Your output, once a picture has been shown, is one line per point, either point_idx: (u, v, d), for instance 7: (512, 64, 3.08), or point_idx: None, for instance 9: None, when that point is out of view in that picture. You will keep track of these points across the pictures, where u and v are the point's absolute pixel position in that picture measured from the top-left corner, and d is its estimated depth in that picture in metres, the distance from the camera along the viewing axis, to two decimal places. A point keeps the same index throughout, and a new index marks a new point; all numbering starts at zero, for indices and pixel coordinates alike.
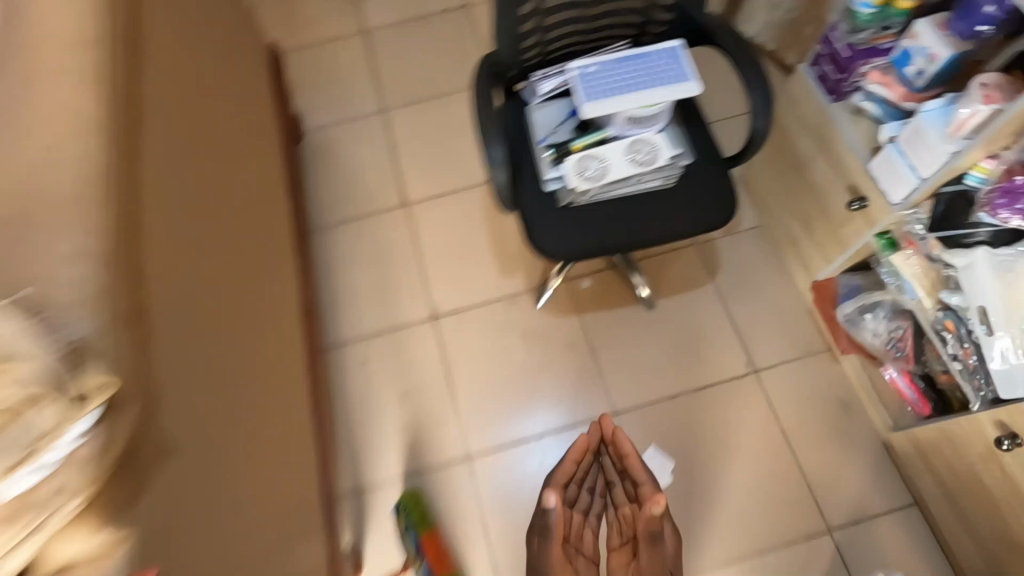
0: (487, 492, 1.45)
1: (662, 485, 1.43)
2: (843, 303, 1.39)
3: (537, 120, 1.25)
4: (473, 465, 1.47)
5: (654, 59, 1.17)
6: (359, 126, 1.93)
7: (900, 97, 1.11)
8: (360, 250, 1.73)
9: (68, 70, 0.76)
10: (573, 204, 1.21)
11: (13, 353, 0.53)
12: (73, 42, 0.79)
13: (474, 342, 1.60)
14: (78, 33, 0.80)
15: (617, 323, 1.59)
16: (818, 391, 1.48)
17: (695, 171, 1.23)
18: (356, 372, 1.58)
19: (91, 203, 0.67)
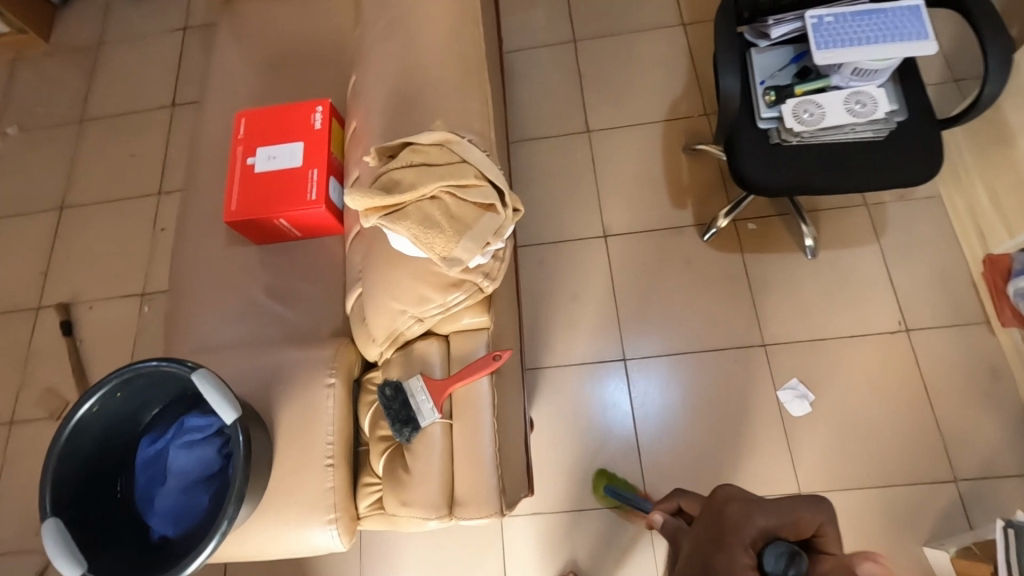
0: (638, 390, 1.65)
1: (799, 413, 1.58)
2: (1017, 277, 1.46)
3: (759, 63, 1.38)
4: (628, 366, 1.68)
5: (893, 17, 1.25)
6: (552, 53, 2.08)
7: None
8: (544, 165, 1.92)
9: None
10: (784, 143, 1.33)
11: (480, 171, 0.71)
12: None
13: (641, 262, 1.77)
14: None
15: (777, 266, 1.72)
16: (970, 358, 1.56)
17: (908, 129, 1.30)
18: (532, 271, 1.80)
19: (475, 75, 0.88)
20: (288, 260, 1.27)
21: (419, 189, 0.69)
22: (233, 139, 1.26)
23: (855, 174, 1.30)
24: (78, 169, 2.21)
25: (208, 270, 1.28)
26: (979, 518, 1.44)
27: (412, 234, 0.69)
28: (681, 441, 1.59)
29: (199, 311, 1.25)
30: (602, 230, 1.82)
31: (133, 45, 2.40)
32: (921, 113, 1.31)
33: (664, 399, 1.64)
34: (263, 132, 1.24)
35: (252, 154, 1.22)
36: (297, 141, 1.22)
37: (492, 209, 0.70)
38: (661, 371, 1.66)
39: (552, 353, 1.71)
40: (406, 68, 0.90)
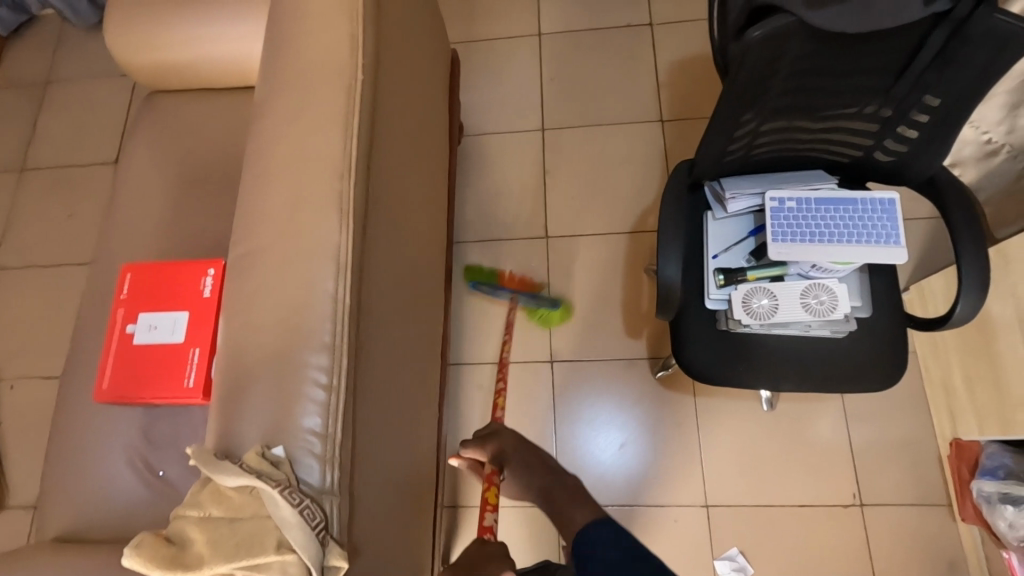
0: None
1: None
2: (984, 479, 1.31)
3: (714, 232, 1.23)
4: None
5: (863, 209, 1.10)
6: (517, 142, 1.94)
7: None
8: (496, 271, 1.80)
9: (324, 163, 0.82)
10: (731, 331, 1.20)
11: (286, 543, 0.59)
12: (326, 135, 0.84)
13: (588, 392, 1.66)
14: (333, 125, 0.85)
15: (731, 413, 1.60)
16: (923, 543, 1.45)
17: (868, 329, 1.17)
18: (471, 392, 1.70)
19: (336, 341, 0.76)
20: (174, 428, 1.17)
21: (206, 568, 0.58)
22: (117, 295, 1.14)
23: (807, 376, 1.17)
24: (13, 227, 2.09)
25: (85, 434, 1.17)
26: None
27: None
28: None
29: (74, 481, 1.15)
30: (550, 354, 1.70)
31: (81, 88, 2.26)
32: (886, 313, 1.17)
33: None
34: (149, 294, 1.12)
35: (133, 320, 1.10)
36: (183, 309, 1.09)
37: None
38: None
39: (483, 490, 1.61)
40: (260, 318, 0.77)
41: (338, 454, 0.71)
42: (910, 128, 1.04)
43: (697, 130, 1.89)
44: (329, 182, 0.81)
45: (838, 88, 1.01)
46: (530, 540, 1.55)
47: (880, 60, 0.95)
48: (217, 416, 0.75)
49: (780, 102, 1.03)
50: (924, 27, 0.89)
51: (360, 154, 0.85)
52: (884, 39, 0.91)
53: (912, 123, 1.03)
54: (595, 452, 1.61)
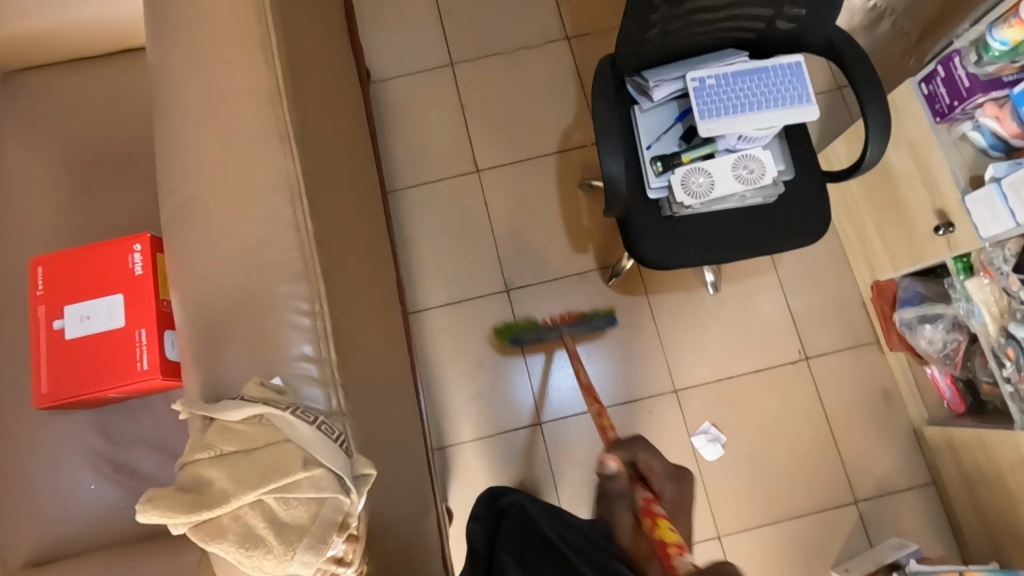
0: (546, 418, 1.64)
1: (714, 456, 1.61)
2: (903, 308, 1.47)
3: (644, 124, 1.28)
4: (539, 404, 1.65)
5: (774, 76, 1.17)
6: (429, 82, 1.89)
7: (1011, 134, 1.15)
8: (436, 213, 1.78)
9: (245, 91, 0.76)
10: (676, 215, 1.26)
11: (312, 456, 0.61)
12: (239, 62, 0.77)
13: (547, 313, 1.70)
14: (245, 50, 0.78)
15: (683, 305, 1.70)
16: (862, 379, 1.63)
17: (793, 189, 1.27)
18: (434, 336, 1.69)
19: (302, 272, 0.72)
20: (137, 422, 1.09)
21: (233, 501, 0.58)
22: (31, 294, 1.02)
23: (747, 244, 1.26)
24: None
25: (31, 450, 1.06)
26: (878, 537, 1.54)
27: (234, 556, 0.58)
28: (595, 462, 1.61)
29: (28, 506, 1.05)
30: (504, 284, 1.72)
31: None
32: (805, 172, 1.27)
33: (572, 426, 1.64)
34: (69, 284, 1.01)
35: (58, 316, 1.00)
36: (117, 291, 1.00)
37: (332, 497, 0.61)
38: (578, 432, 1.63)
39: (468, 426, 1.64)
40: (219, 263, 0.72)
41: (337, 376, 0.70)
42: None
43: (602, 43, 1.91)
44: (258, 112, 0.76)
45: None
46: (521, 460, 1.62)
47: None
48: (197, 370, 0.71)
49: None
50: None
51: (285, 79, 0.79)
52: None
53: None
54: (565, 370, 1.67)
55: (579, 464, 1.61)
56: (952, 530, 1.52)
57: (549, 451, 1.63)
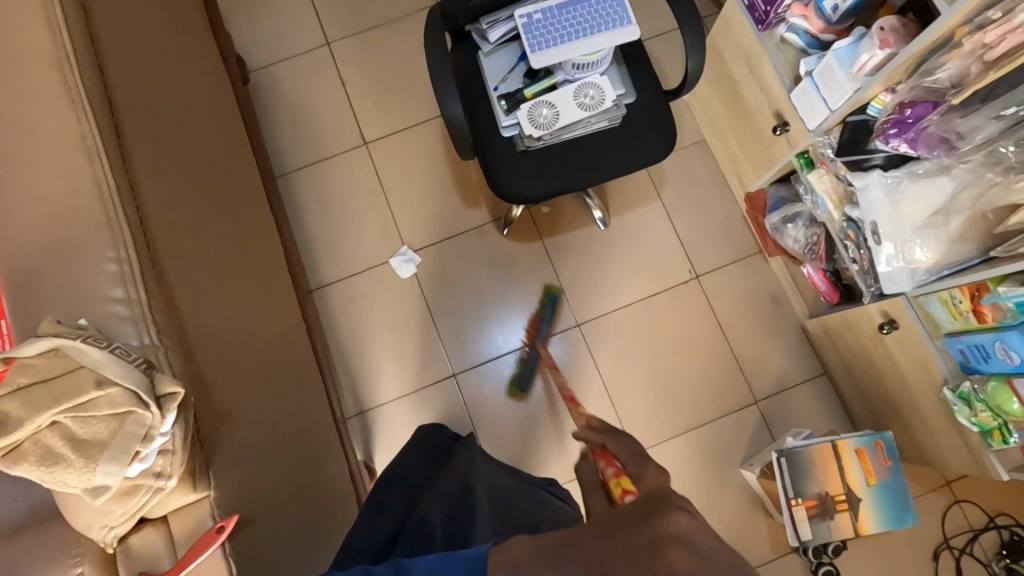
0: (461, 370, 1.70)
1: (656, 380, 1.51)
2: (770, 213, 1.56)
3: (489, 68, 1.33)
4: (453, 359, 1.71)
5: (596, 3, 1.24)
6: (307, 64, 1.92)
7: (819, 29, 1.23)
8: (329, 190, 1.82)
9: None
10: (529, 150, 1.32)
11: (109, 379, 0.73)
12: None
13: (449, 271, 1.76)
14: None
15: (577, 244, 1.77)
16: (749, 288, 1.73)
17: (636, 111, 1.34)
18: (341, 308, 1.74)
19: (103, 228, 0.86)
20: None
21: (31, 423, 0.70)
22: None
23: (598, 168, 1.33)
24: None
25: None
26: (779, 430, 1.64)
27: (36, 472, 0.70)
28: (513, 404, 1.68)
29: None
30: (405, 248, 1.77)
31: None
32: (646, 93, 1.34)
33: (487, 375, 1.70)
34: None
35: None
36: None
37: (136, 413, 0.74)
38: (494, 379, 1.70)
39: (384, 388, 1.69)
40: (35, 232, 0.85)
41: (150, 314, 0.84)
42: None
43: None
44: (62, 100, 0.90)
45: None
46: (441, 413, 1.67)
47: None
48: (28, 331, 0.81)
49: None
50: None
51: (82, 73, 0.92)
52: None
53: None
54: (475, 323, 1.73)
55: (498, 408, 1.68)
56: (844, 414, 1.63)
57: (467, 400, 1.69)
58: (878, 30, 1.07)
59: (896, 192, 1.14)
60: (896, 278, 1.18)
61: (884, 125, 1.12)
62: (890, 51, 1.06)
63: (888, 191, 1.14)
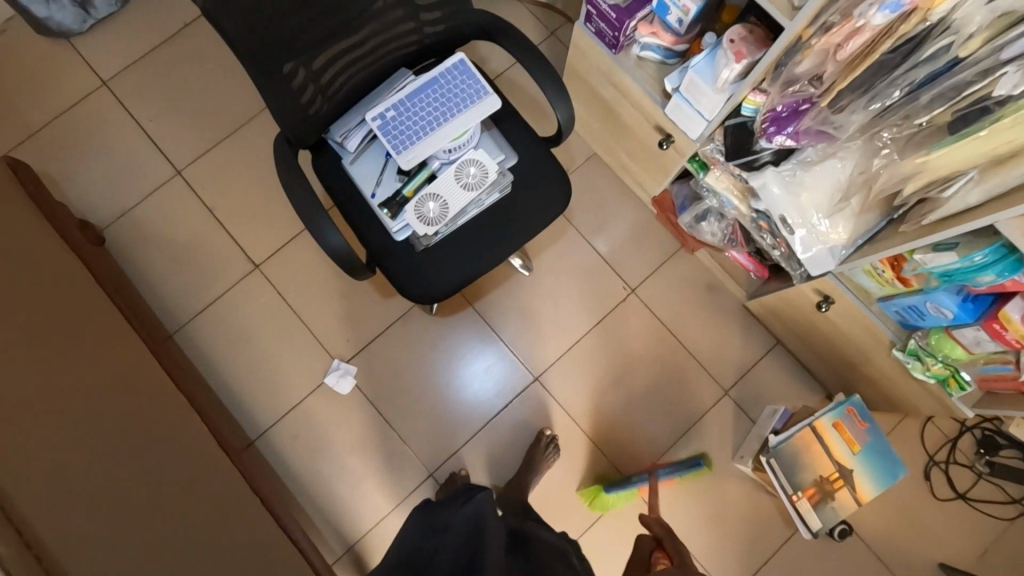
0: (436, 466, 1.62)
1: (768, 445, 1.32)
2: (681, 214, 1.55)
3: (358, 176, 1.23)
4: (424, 458, 1.62)
5: (447, 81, 1.17)
6: (161, 203, 1.74)
7: (671, 42, 1.21)
8: (234, 328, 1.68)
9: None
10: (428, 247, 1.24)
11: None
12: None
13: (391, 369, 1.66)
14: None
15: (508, 297, 1.71)
16: (685, 285, 1.73)
17: (521, 171, 1.28)
18: (290, 448, 1.61)
19: None
20: None
21: None
22: None
23: (503, 241, 1.27)
24: None
25: None
26: (755, 412, 1.66)
27: None
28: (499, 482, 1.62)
29: None
30: (337, 362, 1.66)
31: None
32: (525, 150, 1.28)
33: (463, 461, 1.63)
34: None
35: None
36: None
37: None
38: (472, 463, 1.63)
39: (364, 514, 1.59)
40: None
41: None
42: None
43: None
44: None
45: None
46: None
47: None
48: None
49: (305, 21, 0.99)
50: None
51: None
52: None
53: None
54: (434, 413, 1.65)
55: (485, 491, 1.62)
56: (808, 375, 1.67)
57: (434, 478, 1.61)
58: (730, 43, 1.04)
59: (795, 182, 1.15)
60: (820, 259, 1.20)
61: (764, 124, 1.09)
62: (747, 61, 1.04)
63: (787, 184, 1.15)
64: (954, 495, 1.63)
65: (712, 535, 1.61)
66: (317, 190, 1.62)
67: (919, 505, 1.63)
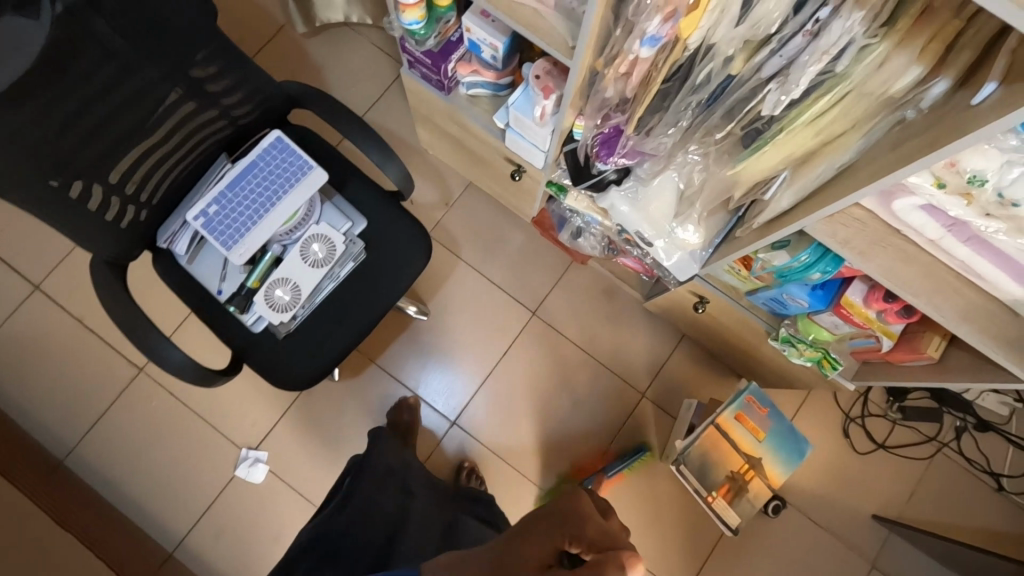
0: None
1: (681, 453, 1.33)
2: (560, 232, 1.53)
3: (200, 275, 1.16)
4: None
5: (265, 163, 1.10)
6: (24, 324, 1.63)
7: (495, 77, 1.17)
8: (129, 439, 1.59)
9: None
10: (290, 332, 1.19)
11: None
12: None
13: (304, 445, 1.61)
14: None
15: (411, 345, 1.68)
16: (584, 296, 1.72)
17: (373, 235, 1.23)
18: (212, 551, 1.54)
19: None
20: None
21: None
22: None
23: (369, 309, 1.23)
24: None
25: None
26: (675, 408, 1.68)
27: None
28: None
29: None
30: (246, 451, 1.59)
31: None
32: (373, 213, 1.24)
33: None
34: None
35: None
36: None
37: None
38: None
39: None
40: None
41: None
42: (214, 81, 1.02)
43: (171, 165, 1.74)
44: None
45: (116, 92, 0.91)
46: None
47: (101, 50, 0.85)
48: None
49: (80, 139, 0.91)
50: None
51: None
52: (77, 20, 0.79)
53: (213, 78, 1.02)
54: None
55: None
56: (717, 361, 1.69)
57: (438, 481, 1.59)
58: (536, 80, 1.02)
59: (640, 198, 1.14)
60: (683, 265, 1.20)
61: (595, 147, 1.09)
62: (556, 95, 1.02)
63: (632, 201, 1.14)
64: (874, 446, 1.68)
65: (654, 537, 1.62)
66: (169, 287, 1.59)
67: (843, 462, 1.68)
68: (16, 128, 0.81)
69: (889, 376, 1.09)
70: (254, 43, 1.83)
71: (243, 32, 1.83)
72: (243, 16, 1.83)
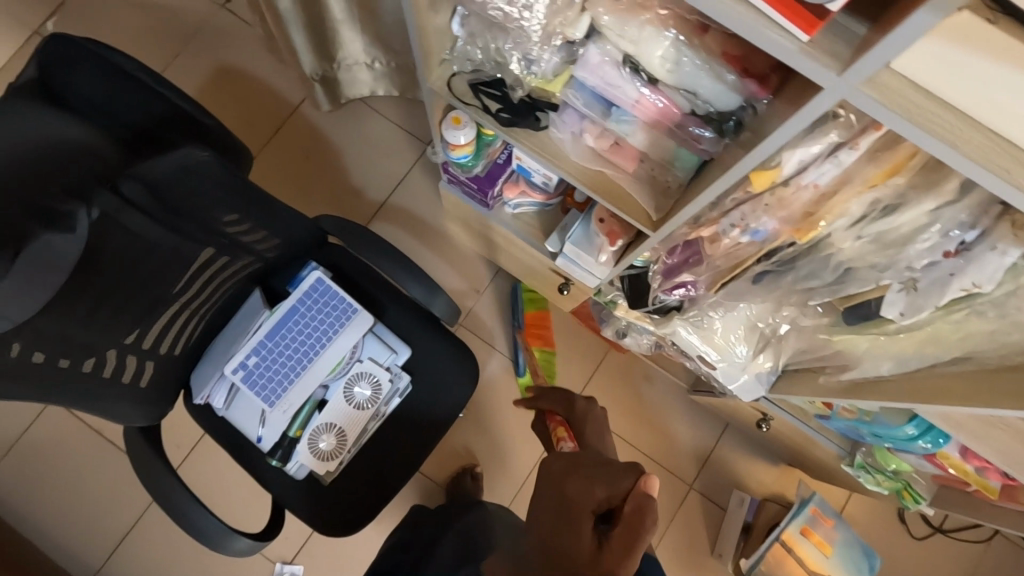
0: None
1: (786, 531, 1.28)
2: (603, 326, 1.43)
3: (237, 423, 1.10)
4: None
5: (306, 310, 1.08)
6: (42, 439, 1.54)
7: (544, 199, 1.08)
8: (158, 557, 1.51)
9: None
10: (331, 479, 1.11)
11: None
12: None
13: (341, 557, 1.53)
14: None
15: (446, 445, 1.61)
16: (625, 384, 1.65)
17: (415, 367, 1.15)
18: None
19: None
20: None
21: None
22: None
23: (413, 448, 1.14)
24: None
25: None
26: (723, 498, 1.61)
27: None
28: None
29: None
30: (280, 566, 1.52)
31: None
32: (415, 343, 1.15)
33: None
34: None
35: None
36: None
37: None
38: None
39: None
40: None
41: None
42: (249, 233, 0.94)
43: None
44: None
45: (148, 267, 0.83)
46: None
47: (131, 235, 0.76)
48: None
49: (110, 320, 0.83)
50: (117, 189, 0.70)
51: None
52: (111, 221, 0.72)
53: (247, 232, 0.93)
54: None
55: None
56: (766, 448, 1.62)
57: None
58: (600, 223, 0.98)
59: (705, 328, 1.05)
60: (750, 388, 1.11)
61: (659, 279, 0.96)
62: (622, 241, 0.96)
63: (697, 330, 1.05)
64: (931, 531, 1.62)
65: None
66: None
67: (899, 550, 1.62)
68: (43, 331, 0.73)
69: (979, 514, 1.02)
70: (270, 124, 1.73)
71: (258, 112, 1.74)
72: (257, 95, 1.74)
